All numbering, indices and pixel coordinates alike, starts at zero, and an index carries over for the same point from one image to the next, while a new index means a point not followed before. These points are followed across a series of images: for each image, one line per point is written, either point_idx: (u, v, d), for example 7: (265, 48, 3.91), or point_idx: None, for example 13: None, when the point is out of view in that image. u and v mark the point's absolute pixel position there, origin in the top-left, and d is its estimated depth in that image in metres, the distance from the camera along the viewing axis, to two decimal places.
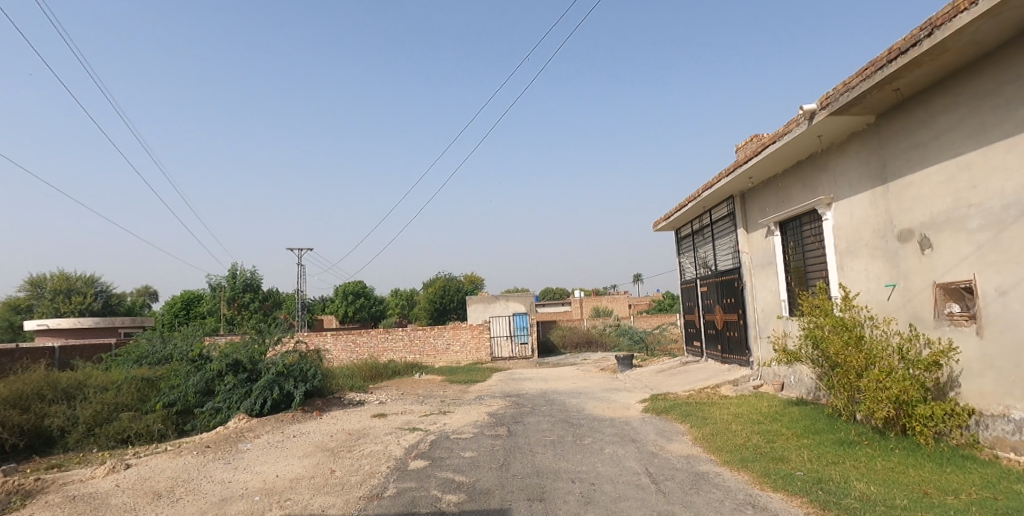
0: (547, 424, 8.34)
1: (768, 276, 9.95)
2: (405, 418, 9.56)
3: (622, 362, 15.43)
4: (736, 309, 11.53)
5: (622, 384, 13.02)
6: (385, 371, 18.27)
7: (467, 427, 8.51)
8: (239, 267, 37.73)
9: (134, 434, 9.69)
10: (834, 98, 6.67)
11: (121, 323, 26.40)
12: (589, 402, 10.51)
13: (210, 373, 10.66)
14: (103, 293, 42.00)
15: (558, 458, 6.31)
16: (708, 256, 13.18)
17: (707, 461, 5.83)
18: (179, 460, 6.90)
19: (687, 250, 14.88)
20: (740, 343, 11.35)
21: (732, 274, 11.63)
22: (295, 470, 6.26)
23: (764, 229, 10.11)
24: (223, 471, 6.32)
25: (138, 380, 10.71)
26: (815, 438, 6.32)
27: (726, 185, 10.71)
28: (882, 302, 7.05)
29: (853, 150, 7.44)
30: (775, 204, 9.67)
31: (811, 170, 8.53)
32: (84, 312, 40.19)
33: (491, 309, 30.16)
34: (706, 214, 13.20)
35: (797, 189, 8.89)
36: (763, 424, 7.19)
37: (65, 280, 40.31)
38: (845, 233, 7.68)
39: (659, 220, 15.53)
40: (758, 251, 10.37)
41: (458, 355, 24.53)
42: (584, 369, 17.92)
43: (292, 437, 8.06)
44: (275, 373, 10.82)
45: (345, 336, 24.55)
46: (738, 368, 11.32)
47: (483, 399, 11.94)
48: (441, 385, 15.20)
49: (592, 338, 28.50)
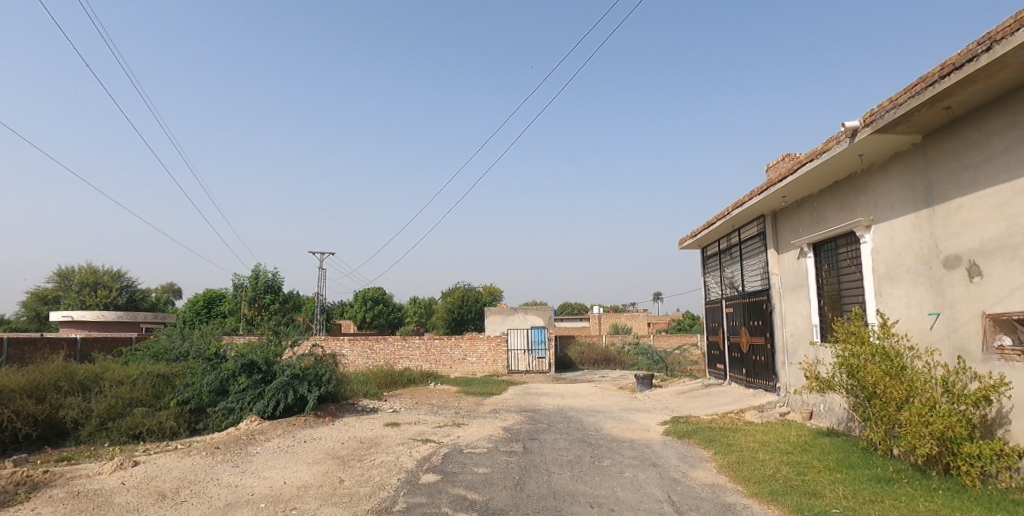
0: (564, 443, 8.06)
1: (799, 299, 9.57)
2: (419, 429, 9.37)
3: (642, 381, 15.04)
4: (764, 332, 11.12)
5: (642, 404, 12.63)
6: (400, 379, 18.13)
7: (481, 441, 8.27)
8: (261, 268, 38.20)
9: (146, 431, 9.72)
10: (878, 115, 6.38)
11: (144, 318, 26.82)
12: (607, 421, 10.17)
13: (225, 373, 10.60)
14: (129, 289, 42.92)
15: (575, 480, 6.04)
16: (736, 276, 12.81)
17: (733, 492, 5.51)
18: (189, 460, 6.81)
19: (713, 269, 14.51)
20: (767, 367, 10.92)
21: (760, 295, 11.24)
22: (304, 478, 6.11)
23: (797, 250, 9.75)
24: (231, 474, 6.21)
25: (153, 376, 10.76)
26: (849, 473, 5.92)
27: (757, 204, 10.39)
28: (924, 331, 6.64)
29: (896, 171, 7.11)
30: (809, 224, 9.32)
31: (849, 190, 8.18)
32: (110, 306, 41.18)
33: (509, 322, 29.90)
34: (734, 233, 12.84)
35: (834, 210, 8.54)
36: (792, 454, 6.81)
37: (94, 274, 41.31)
38: (885, 257, 7.31)
39: (684, 238, 15.21)
40: (790, 273, 9.99)
41: (473, 366, 24.31)
42: (601, 386, 17.52)
43: (303, 443, 7.92)
44: (289, 375, 10.74)
45: (362, 341, 24.55)
46: (763, 394, 10.88)
47: (498, 413, 11.69)
48: (456, 396, 14.99)
49: (610, 355, 28.03)
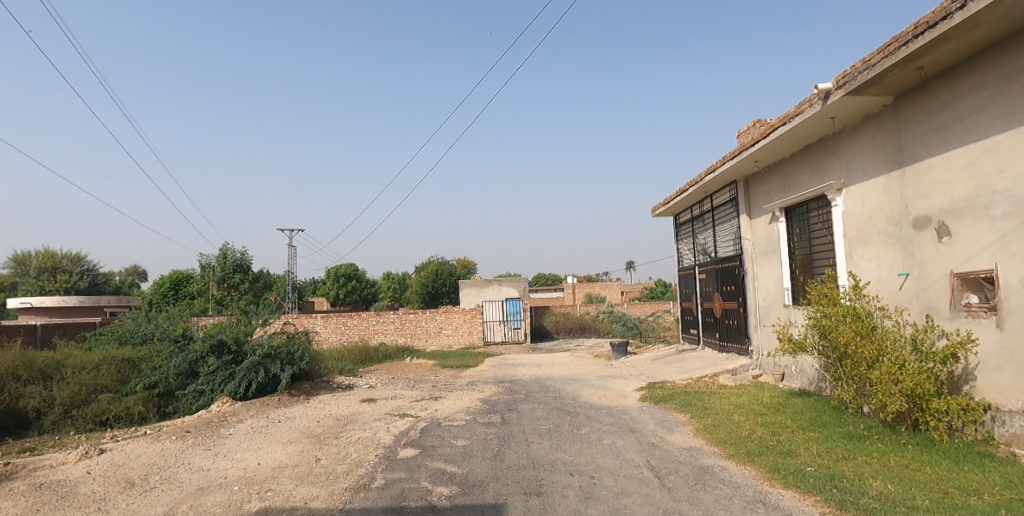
0: (542, 412, 8.06)
1: (771, 263, 9.69)
2: (396, 404, 9.26)
3: (617, 349, 15.21)
4: (736, 296, 11.27)
5: (618, 371, 12.78)
6: (375, 355, 17.96)
7: (459, 414, 8.22)
8: (228, 246, 37.09)
9: (113, 417, 9.40)
10: (852, 76, 6.33)
11: (107, 302, 25.84)
12: (584, 389, 10.24)
13: (193, 354, 10.25)
14: (90, 272, 41.28)
15: (555, 448, 6.04)
16: (708, 242, 12.90)
17: (711, 454, 5.58)
18: (157, 445, 6.57)
19: (686, 236, 14.60)
20: (739, 331, 11.12)
21: (733, 261, 11.35)
22: (278, 458, 5.95)
23: (769, 215, 9.82)
24: (201, 458, 6.00)
25: (118, 361, 10.36)
26: (822, 431, 6.07)
27: (730, 169, 10.39)
28: (894, 292, 6.78)
29: (867, 133, 7.13)
30: (781, 189, 9.37)
31: (821, 154, 8.20)
32: (68, 289, 39.60)
33: (484, 294, 29.84)
34: (707, 199, 12.88)
35: (806, 173, 8.58)
36: (766, 415, 6.94)
37: (48, 257, 39.48)
38: (856, 219, 7.39)
39: (657, 205, 15.23)
40: (762, 238, 10.08)
41: (450, 339, 24.27)
42: (578, 355, 17.69)
43: (277, 422, 7.74)
44: (261, 355, 10.46)
45: (335, 318, 24.18)
46: (736, 357, 11.10)
47: (475, 384, 11.67)
48: (433, 369, 14.92)
49: (585, 324, 28.34)
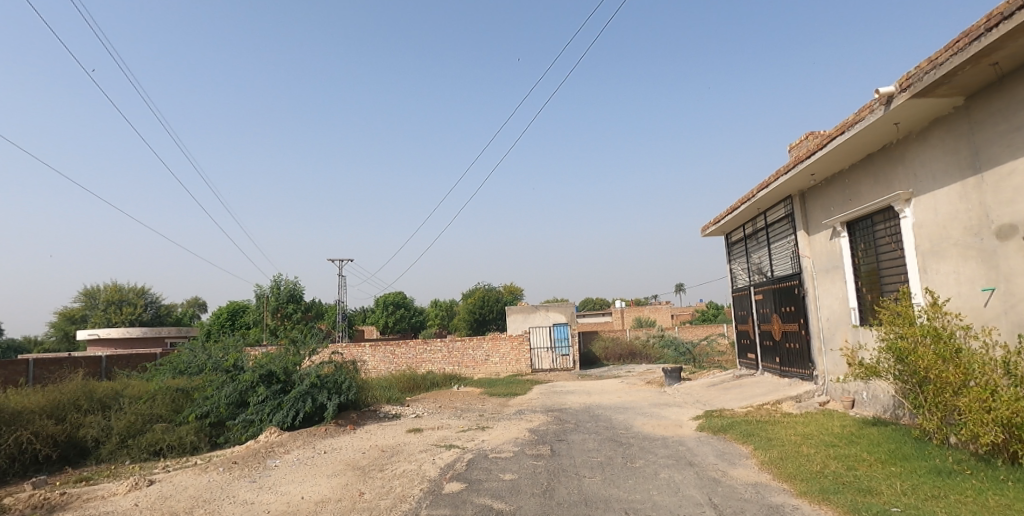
0: (593, 444, 7.70)
1: (834, 281, 9.07)
2: (442, 434, 9.11)
3: (670, 375, 14.58)
4: (797, 318, 10.60)
5: (671, 399, 12.20)
6: (422, 383, 17.94)
7: (506, 445, 7.97)
8: (281, 278, 38.52)
9: (167, 446, 9.62)
10: (917, 77, 5.90)
11: (168, 333, 27.16)
12: (636, 418, 9.78)
13: (243, 385, 10.51)
14: (153, 305, 43.79)
15: (607, 484, 5.70)
16: (764, 261, 12.29)
17: (780, 491, 5.10)
18: (206, 477, 6.64)
19: (739, 255, 13.98)
20: (802, 355, 10.41)
21: (791, 279, 10.72)
22: (323, 492, 5.87)
23: (829, 230, 9.24)
24: (248, 490, 6.01)
25: (172, 391, 10.71)
26: (905, 465, 5.46)
27: (784, 184, 9.90)
28: (978, 309, 6.13)
29: (937, 138, 6.61)
30: (841, 202, 8.81)
31: (885, 163, 7.67)
32: (136, 322, 42.04)
33: (530, 320, 29.54)
34: (760, 216, 12.31)
35: (869, 185, 8.03)
36: (839, 447, 6.35)
37: (119, 292, 42.12)
38: (929, 231, 6.81)
39: (706, 224, 14.71)
40: (823, 255, 9.48)
41: (496, 367, 24.06)
42: (628, 382, 17.09)
43: (323, 454, 7.71)
44: (308, 384, 10.59)
45: (383, 347, 24.46)
46: (799, 382, 10.38)
47: (523, 413, 11.38)
48: (479, 398, 14.72)
49: (635, 349, 27.52)
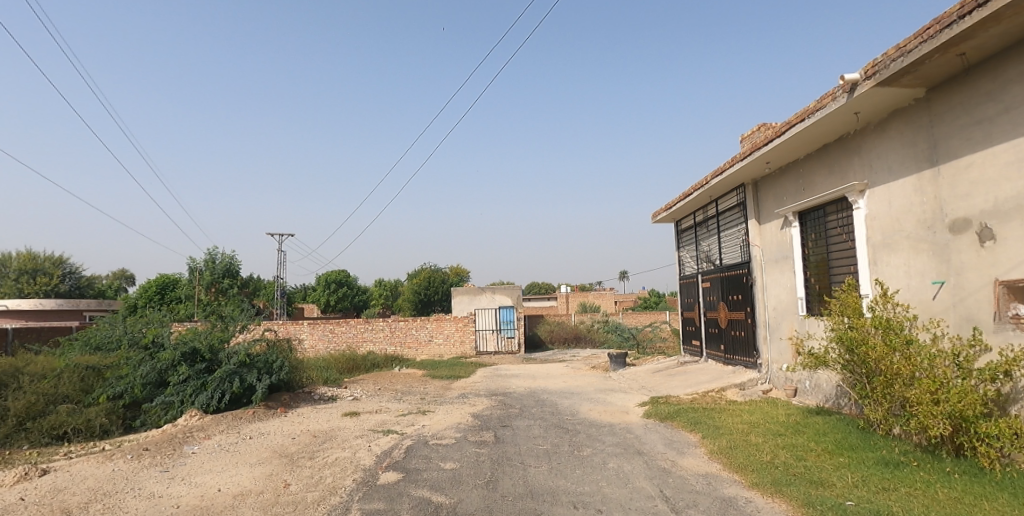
0: (539, 430, 7.38)
1: (783, 271, 9.12)
2: (380, 418, 8.56)
3: (616, 360, 14.58)
4: (743, 306, 10.68)
5: (617, 384, 12.12)
6: (363, 364, 17.20)
7: (449, 431, 7.53)
8: (216, 250, 36.25)
9: (72, 430, 8.56)
10: (883, 65, 5.80)
11: (86, 305, 24.92)
12: (584, 404, 9.57)
13: (162, 364, 9.52)
14: (72, 275, 40.34)
15: (555, 474, 5.37)
16: (713, 249, 12.34)
17: (732, 483, 4.94)
18: (109, 466, 5.84)
19: (688, 242, 14.04)
20: (746, 343, 10.52)
21: (739, 268, 10.77)
22: (242, 483, 5.23)
23: (781, 220, 9.26)
24: (154, 482, 5.29)
25: (81, 368, 9.55)
26: (853, 456, 5.45)
27: (739, 171, 9.84)
28: (926, 301, 6.20)
29: (895, 130, 6.59)
30: (794, 192, 8.82)
31: (840, 154, 7.66)
32: (50, 293, 38.50)
33: (476, 302, 29.09)
34: (712, 205, 12.34)
35: (823, 175, 8.02)
36: (785, 436, 6.33)
37: (32, 260, 38.31)
38: (882, 223, 6.83)
39: (658, 211, 14.69)
40: (773, 244, 9.52)
41: (440, 348, 23.53)
42: (573, 366, 17.03)
43: (248, 440, 7.02)
44: (236, 363, 9.75)
45: (322, 325, 23.32)
46: (742, 370, 10.49)
47: (466, 397, 10.97)
48: (422, 380, 14.19)
49: (580, 334, 27.70)
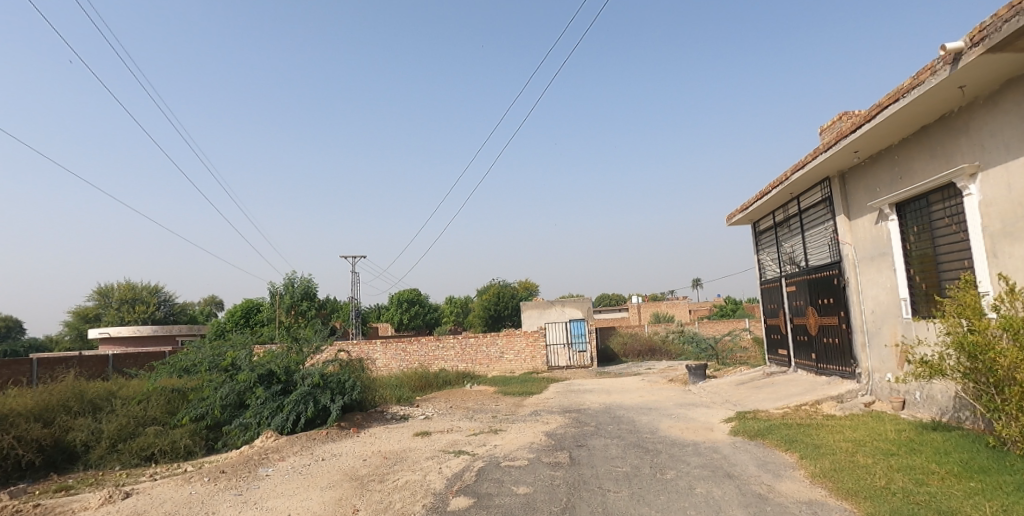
0: (618, 450, 6.96)
1: (882, 270, 8.20)
2: (451, 438, 8.46)
3: (695, 372, 13.79)
4: (836, 310, 9.74)
5: (697, 398, 11.40)
6: (434, 382, 17.36)
7: (520, 451, 7.28)
8: (294, 276, 38.34)
9: (159, 451, 9.19)
10: (992, 29, 5.07)
11: (178, 331, 26.99)
12: (663, 420, 9.02)
13: (241, 385, 10.01)
14: (167, 303, 44.10)
15: (636, 501, 4.98)
16: (797, 250, 11.42)
17: (842, 513, 4.36)
18: (187, 490, 6.14)
19: (769, 244, 13.11)
20: (842, 351, 9.56)
21: (829, 269, 9.86)
22: (313, 508, 5.25)
23: (875, 214, 8.37)
24: (230, 506, 5.44)
25: (168, 391, 10.32)
26: (985, 480, 4.67)
27: (823, 163, 9.04)
28: None
29: (1011, 103, 5.74)
30: (889, 182, 7.95)
31: (943, 135, 6.80)
32: (147, 320, 42.17)
33: (546, 316, 28.76)
34: (793, 202, 11.45)
35: (924, 160, 7.16)
36: (900, 456, 5.56)
37: (133, 291, 42.32)
38: (1000, 210, 5.93)
39: (733, 213, 13.86)
40: (867, 241, 8.62)
41: (511, 364, 23.40)
42: (649, 380, 16.31)
43: (320, 461, 7.13)
44: (310, 384, 10.04)
45: (395, 344, 23.89)
46: (839, 381, 9.53)
47: (539, 415, 10.68)
48: (493, 397, 14.05)
49: (655, 346, 26.67)
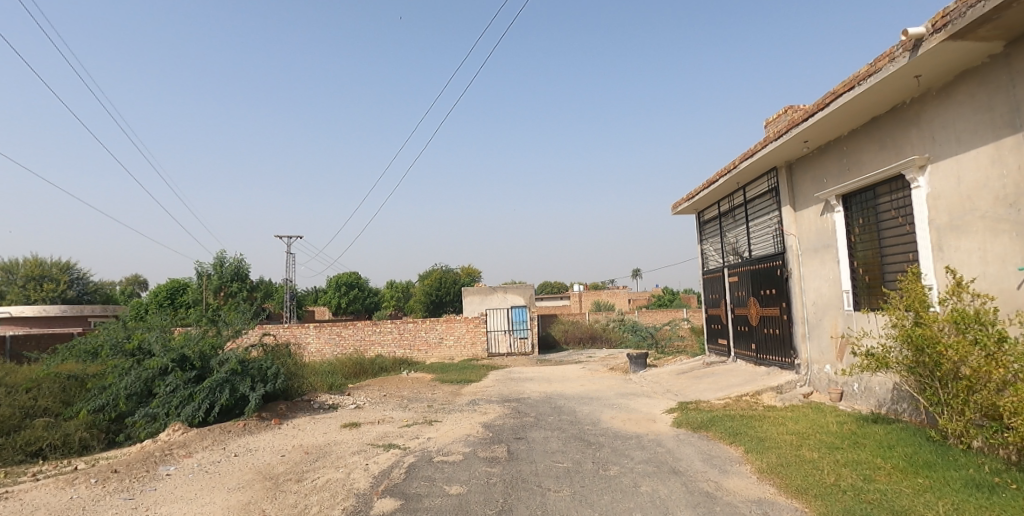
0: (558, 443, 6.56)
1: (825, 261, 8.21)
2: (381, 430, 7.80)
3: (636, 361, 13.73)
4: (778, 302, 9.78)
5: (639, 388, 11.26)
6: (369, 369, 16.51)
7: (455, 445, 6.74)
8: (224, 256, 35.92)
9: (49, 446, 7.88)
10: (956, 14, 4.90)
11: (90, 311, 24.48)
12: (605, 411, 8.74)
13: (148, 372, 8.90)
14: (78, 282, 40.27)
15: (578, 502, 4.56)
16: (740, 241, 11.45)
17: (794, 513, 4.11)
18: (65, 494, 5.13)
19: (712, 234, 13.13)
20: (781, 341, 9.62)
21: (772, 260, 9.87)
22: (213, 515, 4.49)
23: (821, 205, 8.35)
24: (113, 513, 4.59)
25: (63, 378, 8.96)
26: (932, 476, 4.58)
27: (772, 153, 8.96)
28: (1010, 291, 5.23)
29: (964, 94, 5.69)
30: (836, 173, 7.92)
31: (894, 126, 6.74)
32: (55, 299, 38.33)
33: (488, 302, 28.25)
34: (738, 192, 11.44)
35: (873, 152, 7.11)
36: (844, 451, 5.46)
37: (37, 266, 38.29)
38: (948, 203, 5.90)
39: (678, 202, 13.82)
40: (811, 233, 8.62)
41: (451, 350, 22.81)
42: (590, 368, 16.17)
43: (232, 458, 6.30)
44: (228, 371, 9.08)
45: (329, 328, 22.69)
46: (777, 372, 9.60)
47: (477, 404, 10.17)
48: (430, 386, 13.42)
49: (595, 334, 26.84)
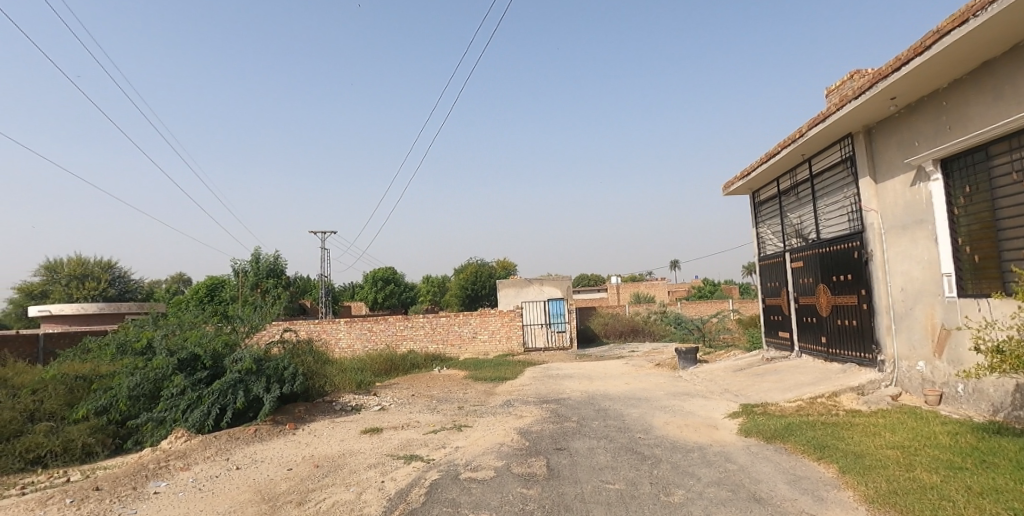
0: (606, 457, 5.60)
1: (918, 240, 6.94)
2: (404, 437, 7.01)
3: (685, 357, 12.58)
4: (854, 289, 8.50)
5: (691, 387, 10.14)
6: (399, 365, 15.88)
7: (486, 457, 5.85)
8: (260, 252, 36.34)
9: (49, 453, 7.36)
10: None
11: (128, 308, 24.77)
12: (655, 415, 7.71)
13: (155, 372, 8.44)
14: (121, 280, 41.47)
15: None
16: (806, 221, 10.16)
17: None
18: None
19: (771, 215, 11.84)
20: (859, 334, 8.37)
21: (847, 241, 8.60)
22: None
23: (912, 173, 7.03)
24: None
25: (69, 380, 8.62)
26: None
27: (848, 115, 7.67)
28: None
29: None
30: (933, 134, 6.60)
31: (1018, 69, 5.42)
32: (99, 297, 39.50)
33: (523, 295, 27.33)
34: (803, 166, 10.12)
35: (987, 103, 5.79)
36: (973, 474, 4.29)
37: (83, 265, 39.63)
38: None
39: (730, 181, 12.56)
40: (898, 207, 7.34)
41: (485, 345, 22.04)
42: (635, 364, 15.05)
43: (233, 472, 5.61)
44: (241, 370, 8.54)
45: (360, 324, 22.28)
46: (854, 369, 8.36)
47: (511, 406, 9.30)
48: (462, 384, 12.61)
49: (637, 326, 25.60)
